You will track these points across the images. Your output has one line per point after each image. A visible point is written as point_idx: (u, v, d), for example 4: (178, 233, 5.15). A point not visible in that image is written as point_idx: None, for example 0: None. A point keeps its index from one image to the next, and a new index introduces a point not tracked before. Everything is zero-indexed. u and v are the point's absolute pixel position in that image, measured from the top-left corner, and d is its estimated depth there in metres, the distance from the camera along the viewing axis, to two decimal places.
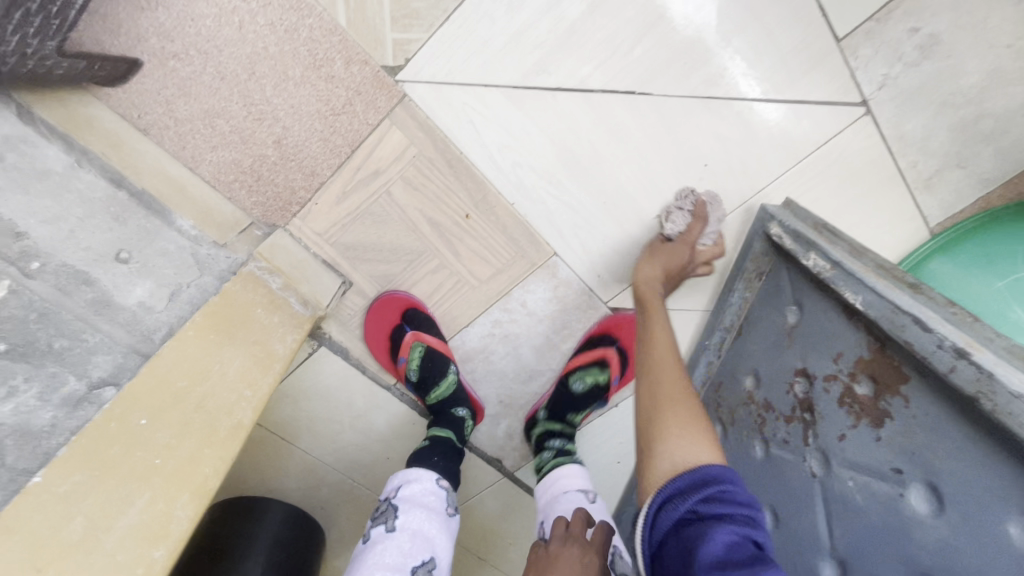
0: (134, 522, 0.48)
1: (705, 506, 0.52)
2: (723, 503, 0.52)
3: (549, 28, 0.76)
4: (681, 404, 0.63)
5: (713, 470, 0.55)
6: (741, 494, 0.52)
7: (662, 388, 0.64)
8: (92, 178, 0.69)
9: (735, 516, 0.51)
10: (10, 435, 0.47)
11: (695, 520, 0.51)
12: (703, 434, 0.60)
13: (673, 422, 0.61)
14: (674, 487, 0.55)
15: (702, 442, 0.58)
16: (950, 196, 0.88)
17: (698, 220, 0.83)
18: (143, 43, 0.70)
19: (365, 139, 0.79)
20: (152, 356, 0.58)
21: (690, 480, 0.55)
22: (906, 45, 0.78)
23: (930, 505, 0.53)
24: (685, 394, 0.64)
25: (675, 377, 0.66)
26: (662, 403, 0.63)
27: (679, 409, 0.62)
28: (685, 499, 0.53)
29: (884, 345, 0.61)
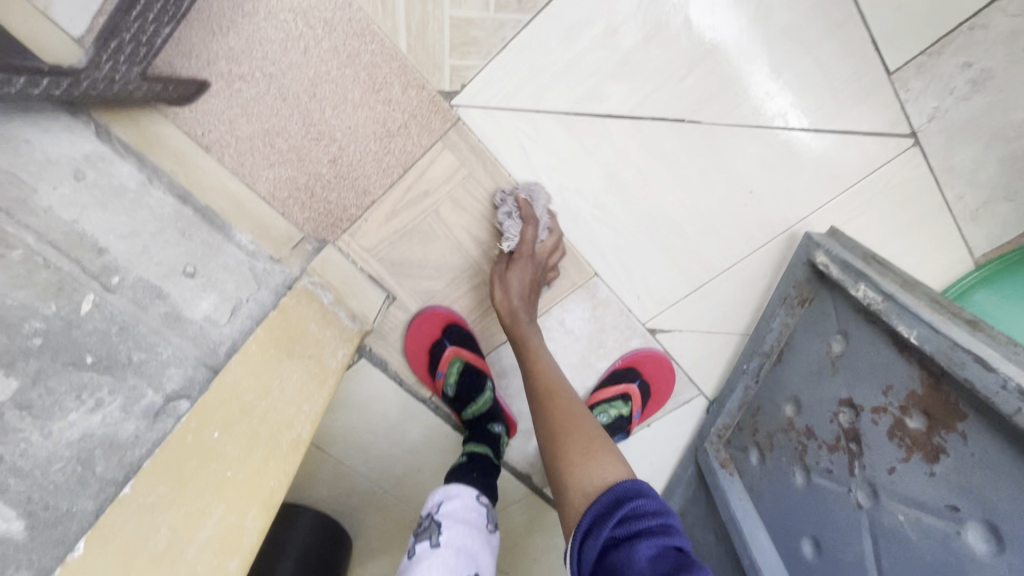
0: (212, 533, 0.49)
1: (622, 527, 0.53)
2: (640, 518, 0.53)
3: (603, 57, 0.77)
4: (582, 433, 0.67)
5: (622, 487, 0.56)
6: (652, 504, 0.54)
7: (565, 425, 0.68)
8: (161, 195, 0.73)
9: (652, 527, 0.52)
10: (99, 446, 0.49)
11: (617, 544, 0.52)
12: (607, 456, 0.63)
13: (579, 453, 0.64)
14: (592, 517, 0.55)
15: (608, 463, 0.61)
16: (996, 228, 0.87)
17: (528, 220, 0.81)
18: (212, 66, 0.72)
19: (418, 160, 0.82)
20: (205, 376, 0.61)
21: (604, 504, 0.56)
22: (958, 78, 0.78)
23: (989, 545, 0.53)
24: (583, 424, 0.68)
25: (569, 412, 0.70)
26: (567, 437, 0.66)
27: (580, 440, 0.65)
28: (602, 528, 0.54)
29: (938, 379, 0.60)
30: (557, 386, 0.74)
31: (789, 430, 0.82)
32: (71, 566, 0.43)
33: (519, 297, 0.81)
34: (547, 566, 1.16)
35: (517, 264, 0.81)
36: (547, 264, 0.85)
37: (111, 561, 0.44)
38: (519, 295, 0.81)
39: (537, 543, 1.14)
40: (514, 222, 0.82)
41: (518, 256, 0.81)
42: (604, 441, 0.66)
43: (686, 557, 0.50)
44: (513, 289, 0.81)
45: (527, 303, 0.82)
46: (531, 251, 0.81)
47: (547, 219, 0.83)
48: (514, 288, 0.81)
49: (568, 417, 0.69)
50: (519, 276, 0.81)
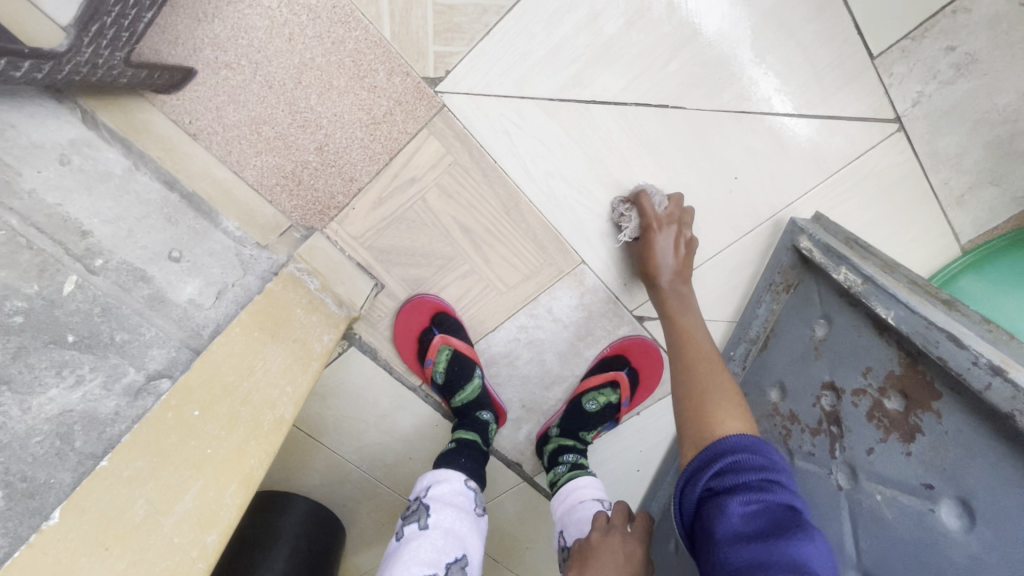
0: (189, 507, 0.50)
1: (720, 479, 0.52)
2: (737, 473, 0.51)
3: (586, 43, 0.78)
4: (718, 390, 0.64)
5: (732, 440, 0.54)
6: (754, 460, 0.52)
7: (701, 378, 0.66)
8: (148, 181, 0.73)
9: (750, 483, 0.49)
10: (80, 422, 0.49)
11: (712, 496, 0.51)
12: (732, 413, 0.60)
13: (706, 406, 0.62)
14: (695, 463, 0.55)
15: (731, 416, 0.59)
16: (982, 214, 0.87)
17: (642, 199, 0.82)
18: (198, 54, 0.73)
19: (404, 147, 0.82)
20: (221, 342, 0.61)
21: (706, 458, 0.55)
22: (942, 63, 0.78)
23: (961, 521, 0.53)
24: (721, 383, 0.65)
25: (712, 371, 0.67)
26: (699, 387, 0.65)
27: (714, 394, 0.63)
28: (700, 478, 0.53)
29: (915, 360, 0.61)
30: (701, 348, 0.72)
31: (773, 415, 0.81)
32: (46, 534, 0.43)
33: (671, 263, 0.82)
34: (538, 555, 1.18)
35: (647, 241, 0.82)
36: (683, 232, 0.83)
37: (90, 529, 0.45)
38: (670, 260, 0.82)
39: (527, 532, 1.15)
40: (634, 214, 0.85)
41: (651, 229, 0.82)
42: (740, 401, 0.63)
43: (788, 516, 0.46)
44: (661, 256, 0.82)
45: (678, 269, 0.82)
46: (663, 220, 0.82)
47: (666, 199, 0.84)
48: (662, 255, 0.82)
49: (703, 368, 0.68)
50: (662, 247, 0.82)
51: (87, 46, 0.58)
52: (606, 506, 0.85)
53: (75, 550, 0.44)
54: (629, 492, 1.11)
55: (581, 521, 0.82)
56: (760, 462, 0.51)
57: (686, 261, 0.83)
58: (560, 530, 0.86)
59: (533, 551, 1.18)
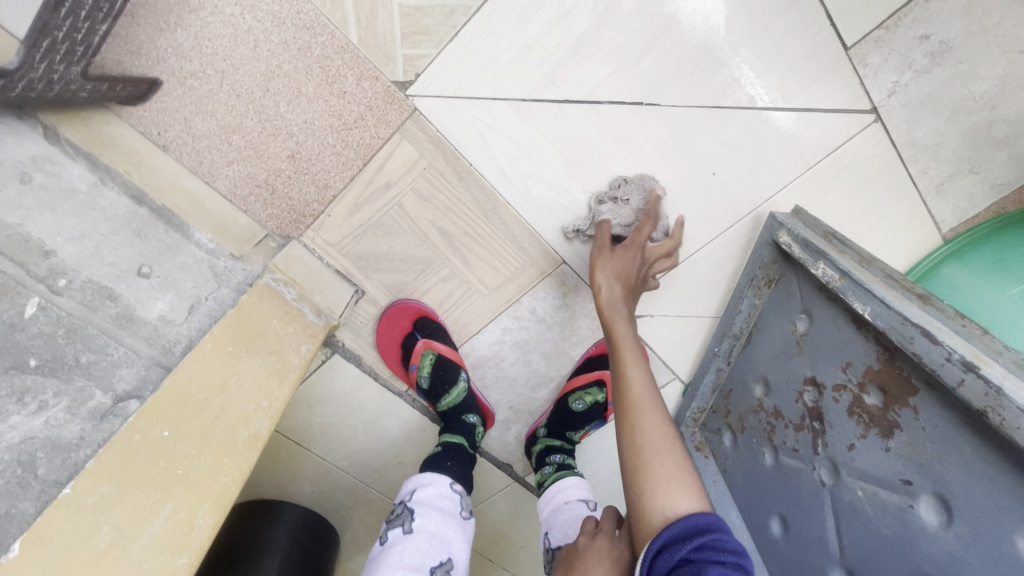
0: (159, 530, 0.50)
1: (699, 549, 0.51)
2: (716, 549, 0.51)
3: (557, 42, 0.77)
4: (670, 454, 0.61)
5: (709, 518, 0.54)
6: (732, 542, 0.52)
7: (653, 440, 0.62)
8: (115, 196, 0.72)
9: (728, 561, 0.50)
10: (42, 448, 0.49)
11: (690, 563, 0.50)
12: (679, 489, 0.58)
13: (654, 479, 0.59)
14: (672, 528, 0.54)
15: (681, 495, 0.57)
16: (963, 202, 0.87)
17: (648, 219, 0.82)
18: (162, 64, 0.72)
19: (377, 152, 0.81)
20: (156, 386, 0.58)
21: (685, 526, 0.54)
22: (916, 52, 0.77)
23: (939, 516, 0.53)
24: (670, 441, 0.63)
25: (659, 427, 0.63)
26: (649, 450, 0.61)
27: (667, 458, 0.61)
28: (679, 545, 0.52)
29: (892, 355, 0.60)
30: (648, 391, 0.67)
31: (758, 411, 0.81)
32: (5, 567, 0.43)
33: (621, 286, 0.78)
34: (532, 553, 1.18)
35: (622, 252, 0.80)
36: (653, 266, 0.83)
37: (52, 560, 0.45)
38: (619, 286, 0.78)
39: (521, 532, 1.15)
40: (631, 214, 0.83)
41: (635, 246, 0.81)
42: (690, 470, 0.60)
43: None
44: (618, 276, 0.79)
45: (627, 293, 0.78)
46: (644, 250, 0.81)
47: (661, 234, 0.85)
48: (616, 276, 0.78)
49: (652, 424, 0.64)
50: (630, 261, 0.80)
51: (40, 62, 0.57)
52: (591, 506, 0.85)
53: None
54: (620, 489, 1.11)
55: (568, 523, 0.82)
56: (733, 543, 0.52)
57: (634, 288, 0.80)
58: (546, 531, 0.86)
59: (527, 550, 1.18)
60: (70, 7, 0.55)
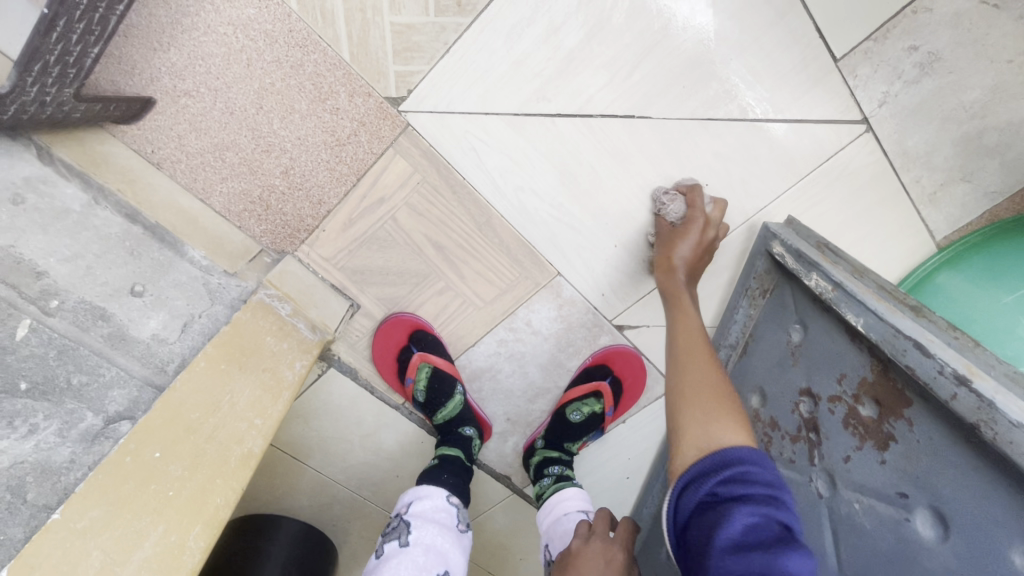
0: (149, 554, 0.50)
1: (726, 485, 0.51)
2: (745, 484, 0.50)
3: (549, 56, 0.77)
4: (713, 389, 0.61)
5: (738, 450, 0.53)
6: (762, 474, 0.51)
7: (697, 387, 0.61)
8: (108, 215, 0.72)
9: (758, 496, 0.49)
10: (31, 473, 0.49)
11: (714, 501, 0.50)
12: (724, 423, 0.57)
13: (696, 415, 0.59)
14: (699, 466, 0.54)
15: (725, 428, 0.56)
16: (955, 211, 0.87)
17: (695, 193, 0.81)
18: (156, 83, 0.72)
19: (371, 166, 0.82)
20: (192, 365, 0.62)
21: (711, 461, 0.53)
22: (905, 63, 0.78)
23: (935, 531, 0.52)
24: (716, 382, 0.62)
25: (709, 373, 0.63)
26: (694, 390, 0.61)
27: (710, 396, 0.60)
28: (704, 482, 0.52)
29: (886, 367, 0.60)
30: (699, 348, 0.67)
31: (754, 421, 0.81)
32: None
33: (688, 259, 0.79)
34: (532, 566, 1.17)
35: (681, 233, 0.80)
36: (713, 235, 0.82)
37: None
38: (691, 255, 0.79)
39: (521, 544, 1.15)
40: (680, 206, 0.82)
41: (694, 220, 0.80)
42: (737, 408, 0.59)
43: (788, 535, 0.46)
44: (685, 248, 0.79)
45: (691, 266, 0.79)
46: (707, 220, 0.81)
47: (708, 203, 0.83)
48: (684, 246, 0.79)
49: (699, 368, 0.64)
50: (690, 239, 0.79)
51: (32, 86, 0.58)
52: (590, 517, 0.85)
53: None
54: (618, 500, 1.11)
55: (567, 534, 0.82)
56: (765, 474, 0.50)
57: (699, 265, 0.81)
58: (545, 543, 0.86)
59: (527, 562, 1.17)
60: (61, 32, 0.55)
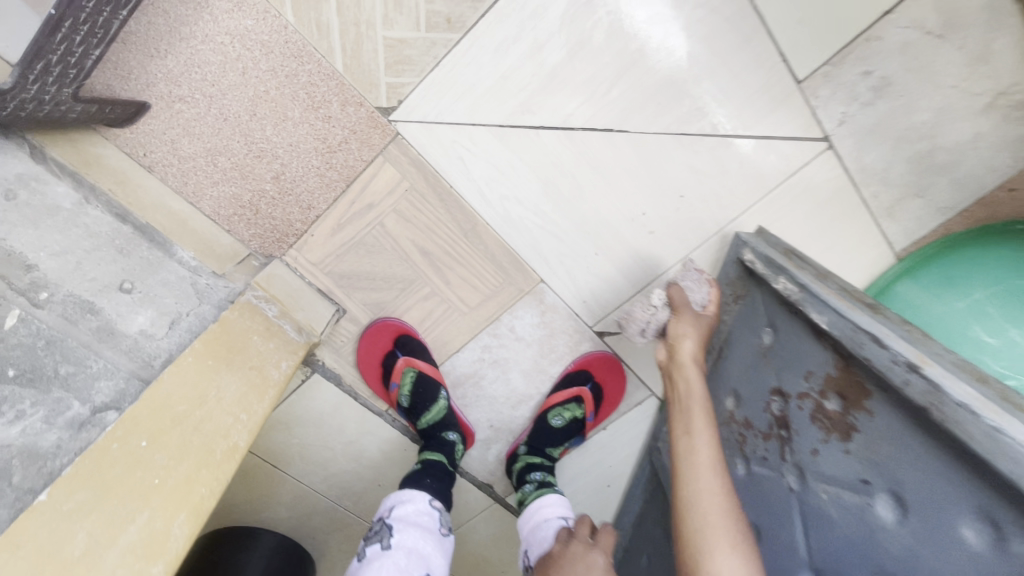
0: (134, 539, 0.50)
1: None
2: None
3: (533, 72, 0.82)
4: (723, 508, 0.63)
5: None
6: None
7: (708, 503, 0.63)
8: (99, 215, 0.73)
9: None
10: (17, 455, 0.50)
11: None
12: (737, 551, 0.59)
13: (710, 539, 0.60)
14: None
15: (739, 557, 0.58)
16: (912, 223, 0.93)
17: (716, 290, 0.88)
18: (151, 88, 0.75)
19: (361, 173, 0.84)
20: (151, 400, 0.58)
21: None
22: (861, 86, 0.84)
23: (894, 513, 0.55)
24: (727, 498, 0.64)
25: (719, 486, 0.65)
26: (707, 507, 0.63)
27: (724, 516, 0.62)
28: None
29: (848, 361, 0.64)
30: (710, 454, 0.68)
31: (729, 422, 0.84)
32: None
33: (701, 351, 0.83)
34: None
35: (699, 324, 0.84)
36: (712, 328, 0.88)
37: (29, 563, 0.46)
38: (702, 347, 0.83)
39: (502, 556, 1.14)
40: (703, 295, 0.88)
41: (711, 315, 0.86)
42: (747, 531, 0.61)
43: None
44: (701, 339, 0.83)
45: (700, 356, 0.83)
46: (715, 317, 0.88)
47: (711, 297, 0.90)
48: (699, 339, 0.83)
49: (710, 480, 0.65)
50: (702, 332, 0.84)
51: (32, 84, 0.60)
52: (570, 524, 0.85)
53: None
54: (600, 509, 1.12)
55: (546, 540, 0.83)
56: None
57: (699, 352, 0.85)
58: (524, 548, 0.87)
59: None
60: (65, 33, 0.58)
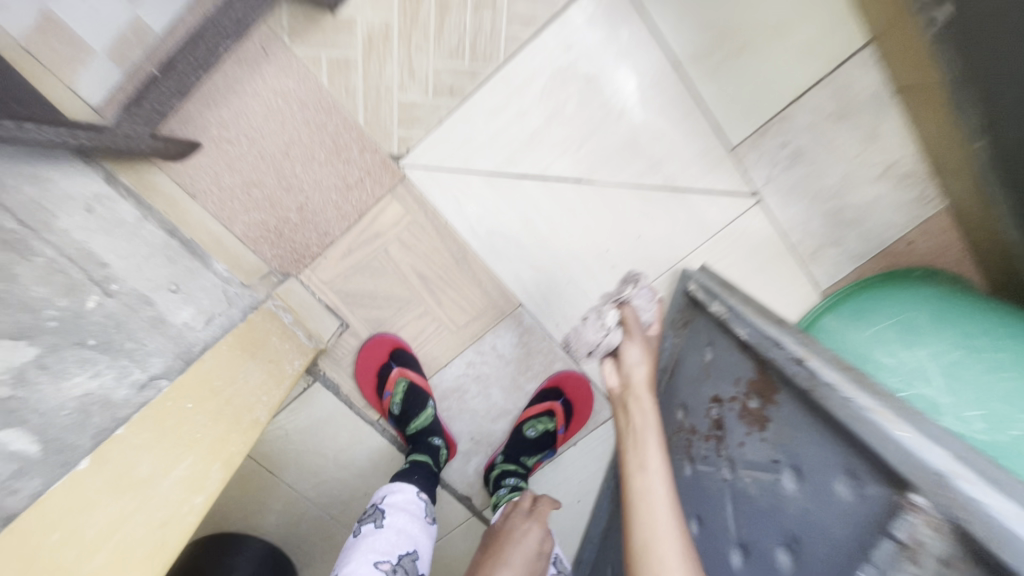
0: (183, 474, 0.62)
1: None
2: None
3: (518, 131, 1.01)
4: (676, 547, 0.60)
5: None
6: None
7: (661, 542, 0.60)
8: (153, 229, 0.89)
9: None
10: (97, 402, 0.59)
11: None
12: None
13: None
14: None
15: None
16: (831, 268, 1.12)
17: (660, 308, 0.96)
18: (205, 130, 0.92)
19: (372, 207, 1.01)
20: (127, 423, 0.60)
21: None
22: (781, 154, 1.05)
23: (795, 484, 0.68)
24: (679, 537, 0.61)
25: (673, 526, 0.62)
26: (661, 547, 0.60)
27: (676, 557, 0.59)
28: None
29: (762, 365, 0.79)
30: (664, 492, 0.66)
31: (679, 431, 0.97)
32: (78, 476, 0.53)
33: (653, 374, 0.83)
34: None
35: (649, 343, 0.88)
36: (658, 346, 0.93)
37: (108, 478, 0.56)
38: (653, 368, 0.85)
39: None
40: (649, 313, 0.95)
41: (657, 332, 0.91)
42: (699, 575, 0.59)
43: None
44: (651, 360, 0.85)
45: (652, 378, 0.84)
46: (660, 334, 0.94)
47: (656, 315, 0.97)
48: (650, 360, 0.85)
49: (662, 517, 0.63)
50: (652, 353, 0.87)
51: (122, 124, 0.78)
52: None
53: (97, 490, 0.54)
54: (569, 522, 1.22)
55: None
56: None
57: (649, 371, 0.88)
58: None
59: None
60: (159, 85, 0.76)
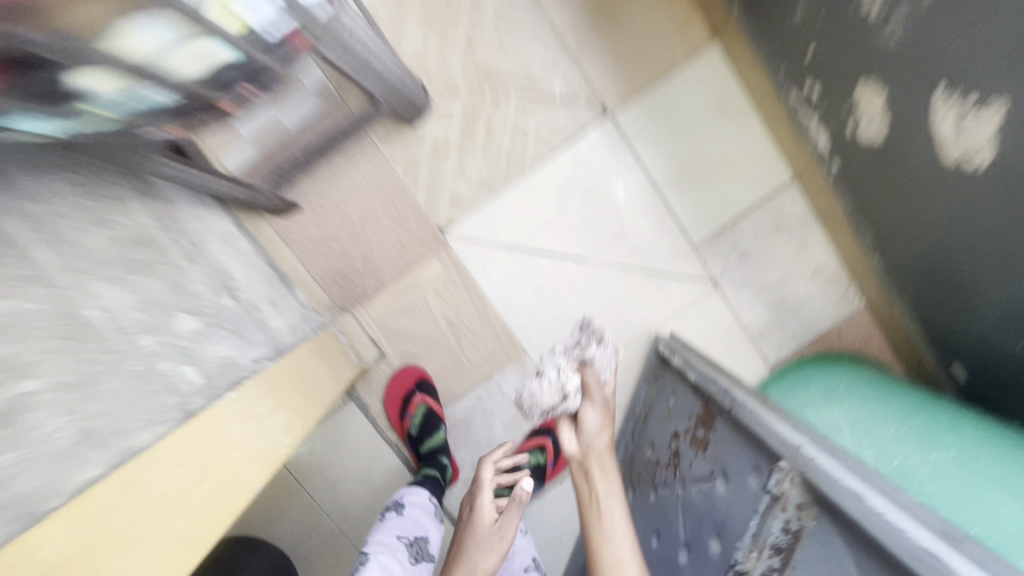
0: (280, 421, 0.86)
1: None
2: None
3: (534, 217, 1.33)
4: None
5: None
6: None
7: None
8: (259, 264, 1.21)
9: None
10: (228, 364, 0.86)
11: None
12: None
13: None
14: None
15: None
16: (778, 347, 1.39)
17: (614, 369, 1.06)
18: (305, 197, 1.27)
19: (418, 264, 1.32)
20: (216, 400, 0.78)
21: None
22: (733, 253, 1.36)
23: (722, 485, 0.90)
24: None
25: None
26: None
27: None
28: None
29: (705, 401, 1.04)
30: (627, 551, 0.84)
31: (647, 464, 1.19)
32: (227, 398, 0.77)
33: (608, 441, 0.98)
34: None
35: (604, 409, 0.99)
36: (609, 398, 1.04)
37: (241, 406, 0.79)
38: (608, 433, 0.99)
39: None
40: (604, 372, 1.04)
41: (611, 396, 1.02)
42: None
43: None
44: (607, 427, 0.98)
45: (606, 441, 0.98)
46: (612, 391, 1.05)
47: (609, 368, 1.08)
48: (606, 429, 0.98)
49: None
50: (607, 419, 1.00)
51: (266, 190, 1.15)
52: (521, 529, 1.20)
53: (236, 412, 0.77)
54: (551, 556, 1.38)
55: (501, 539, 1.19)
56: None
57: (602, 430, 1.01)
58: None
59: None
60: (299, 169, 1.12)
